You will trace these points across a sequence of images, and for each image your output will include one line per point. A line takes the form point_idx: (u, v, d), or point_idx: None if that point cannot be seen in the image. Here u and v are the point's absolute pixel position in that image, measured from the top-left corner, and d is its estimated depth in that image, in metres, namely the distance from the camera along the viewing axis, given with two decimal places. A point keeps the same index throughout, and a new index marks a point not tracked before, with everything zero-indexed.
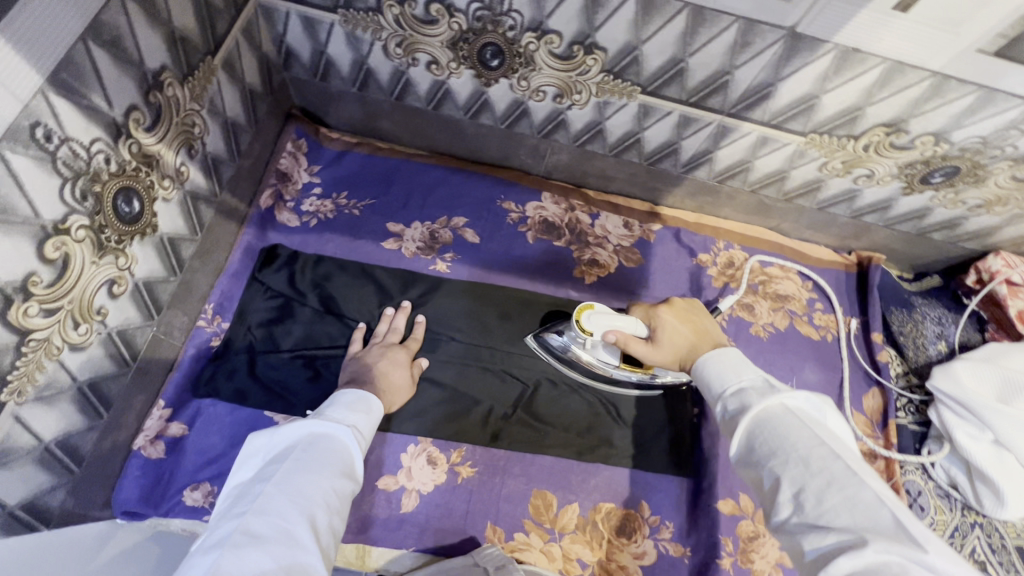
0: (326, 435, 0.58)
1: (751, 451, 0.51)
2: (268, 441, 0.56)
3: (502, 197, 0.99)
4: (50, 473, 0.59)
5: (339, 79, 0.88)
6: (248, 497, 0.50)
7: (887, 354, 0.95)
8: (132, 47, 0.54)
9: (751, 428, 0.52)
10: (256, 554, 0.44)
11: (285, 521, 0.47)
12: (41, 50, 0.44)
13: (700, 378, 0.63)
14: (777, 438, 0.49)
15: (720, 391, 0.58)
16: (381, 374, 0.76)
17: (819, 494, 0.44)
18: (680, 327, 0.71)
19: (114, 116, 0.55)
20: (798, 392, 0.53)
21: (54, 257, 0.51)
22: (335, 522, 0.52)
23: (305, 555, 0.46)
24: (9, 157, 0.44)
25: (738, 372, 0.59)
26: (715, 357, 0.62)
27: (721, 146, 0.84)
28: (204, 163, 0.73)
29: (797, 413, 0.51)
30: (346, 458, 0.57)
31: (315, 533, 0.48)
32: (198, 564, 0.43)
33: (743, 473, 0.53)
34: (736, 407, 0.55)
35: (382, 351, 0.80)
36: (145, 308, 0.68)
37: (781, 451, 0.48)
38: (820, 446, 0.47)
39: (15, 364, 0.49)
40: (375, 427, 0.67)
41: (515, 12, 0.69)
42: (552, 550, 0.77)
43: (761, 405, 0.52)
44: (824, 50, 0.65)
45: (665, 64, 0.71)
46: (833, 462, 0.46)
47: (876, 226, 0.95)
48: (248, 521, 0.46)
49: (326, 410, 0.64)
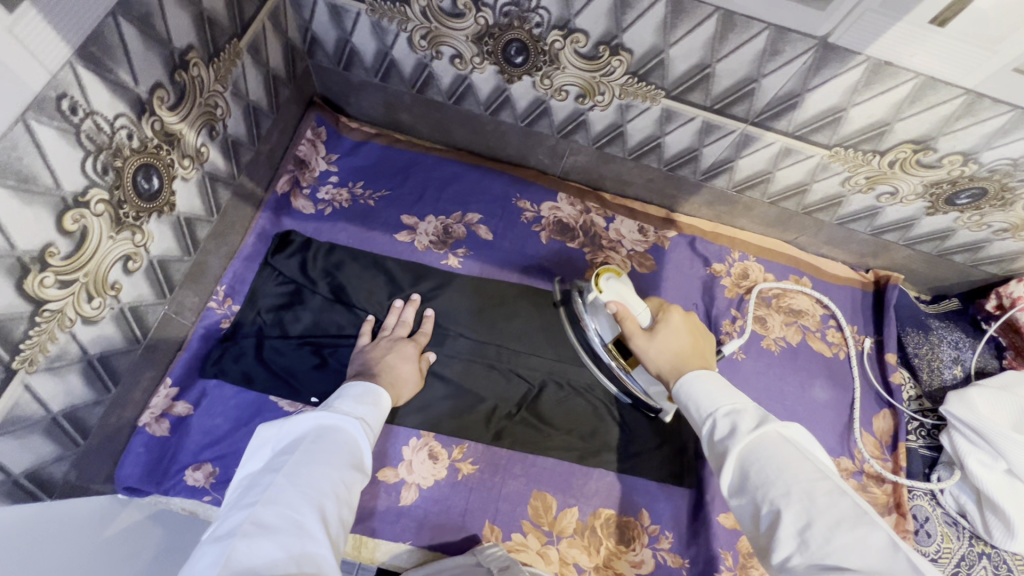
0: (335, 427, 0.58)
1: (748, 480, 0.49)
2: (278, 431, 0.56)
3: (518, 195, 0.98)
4: (57, 444, 0.59)
5: (362, 69, 0.88)
6: (258, 488, 0.49)
7: (901, 376, 0.93)
8: (161, 25, 0.55)
9: (746, 457, 0.50)
10: (267, 544, 0.44)
11: (295, 513, 0.47)
12: (70, 23, 0.44)
13: (684, 396, 0.60)
14: (776, 467, 0.48)
15: (709, 410, 0.56)
16: (388, 365, 0.76)
17: (827, 531, 0.43)
18: (682, 334, 0.68)
19: (139, 92, 0.55)
20: (791, 424, 0.53)
21: (72, 229, 0.51)
22: (344, 514, 0.52)
23: (315, 546, 0.46)
24: (34, 127, 0.44)
25: (728, 394, 0.57)
26: (699, 378, 0.60)
27: (743, 155, 0.83)
28: (225, 145, 0.74)
29: (793, 441, 0.51)
30: (354, 450, 0.57)
31: (325, 524, 0.48)
32: (208, 556, 0.43)
33: (734, 503, 0.51)
34: (727, 430, 0.53)
35: (389, 344, 0.79)
36: (158, 286, 0.68)
37: (782, 482, 0.47)
38: (824, 481, 0.47)
39: (28, 333, 0.50)
40: (383, 419, 0.67)
41: (543, 10, 0.69)
42: (549, 553, 0.76)
43: (761, 430, 0.51)
44: (855, 62, 0.63)
45: (691, 70, 0.70)
46: (840, 498, 0.45)
47: (896, 245, 0.94)
48: (258, 511, 0.46)
49: (334, 402, 0.64)
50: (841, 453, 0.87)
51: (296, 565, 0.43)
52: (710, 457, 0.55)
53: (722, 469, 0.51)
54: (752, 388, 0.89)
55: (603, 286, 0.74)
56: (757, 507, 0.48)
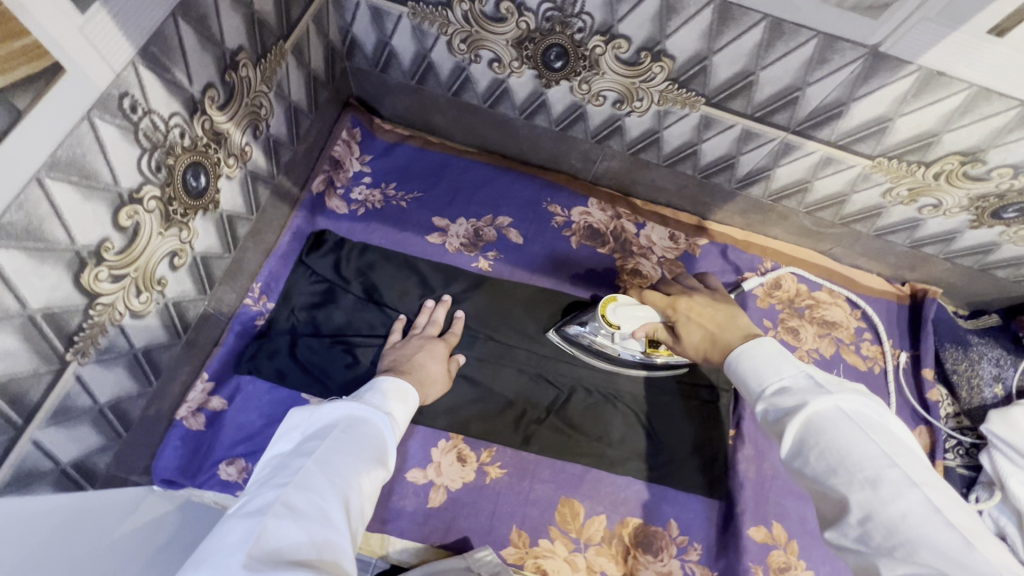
0: (363, 418, 0.58)
1: (807, 464, 0.48)
2: (309, 417, 0.57)
3: (549, 199, 0.98)
4: (101, 434, 0.60)
5: (399, 72, 0.88)
6: (287, 469, 0.50)
7: (938, 393, 0.91)
8: (215, 27, 0.55)
9: (802, 435, 0.49)
10: (292, 528, 0.44)
11: (322, 500, 0.47)
12: (135, 24, 0.45)
13: (736, 371, 0.60)
14: (838, 450, 0.47)
15: (759, 392, 0.56)
16: (418, 365, 0.76)
17: (891, 524, 0.42)
18: (698, 319, 0.71)
19: (192, 92, 0.56)
20: (854, 394, 0.50)
21: (126, 225, 0.52)
22: (363, 508, 0.52)
23: (336, 536, 0.46)
24: (97, 124, 0.45)
25: (779, 368, 0.56)
26: (749, 352, 0.59)
27: (781, 163, 0.82)
28: (267, 144, 0.74)
29: (856, 419, 0.49)
30: (382, 445, 0.57)
31: (348, 518, 0.48)
32: (238, 530, 0.43)
33: (796, 480, 0.51)
34: (784, 408, 0.52)
35: (421, 342, 0.80)
36: (199, 282, 0.69)
37: (845, 468, 0.46)
38: (890, 468, 0.44)
39: (82, 326, 0.51)
40: (410, 417, 0.67)
41: (586, 15, 0.68)
42: (576, 560, 0.76)
43: (819, 404, 0.50)
44: (907, 71, 0.62)
45: (734, 77, 0.70)
46: (909, 491, 0.43)
47: (935, 258, 0.92)
48: (288, 493, 0.46)
49: (365, 395, 0.64)
50: None
51: (318, 554, 0.43)
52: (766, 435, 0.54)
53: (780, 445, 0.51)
54: None
55: (615, 321, 0.77)
56: (821, 488, 0.47)
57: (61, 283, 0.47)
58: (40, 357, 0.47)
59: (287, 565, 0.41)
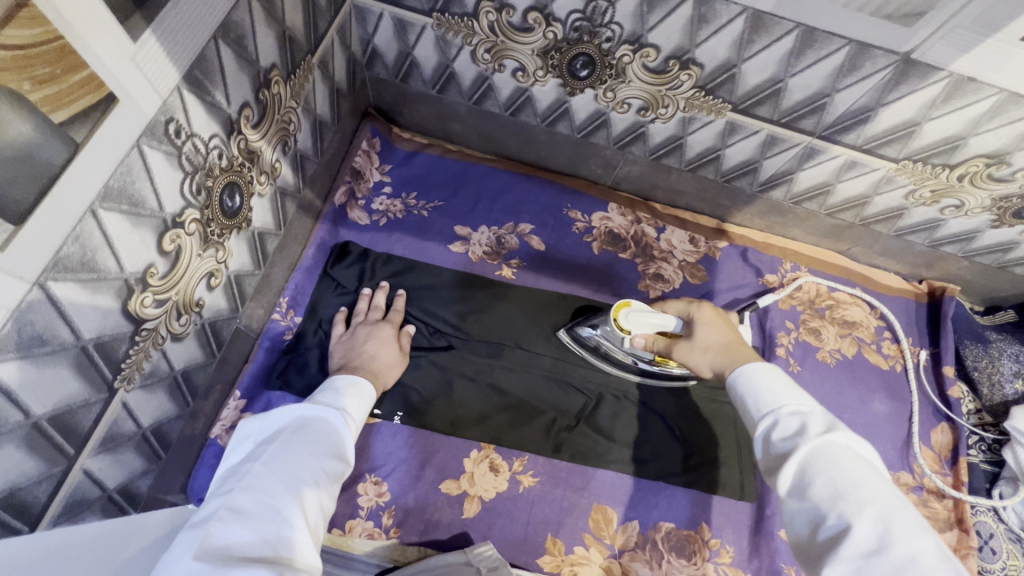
0: (314, 418, 0.59)
1: (810, 490, 0.47)
2: (260, 426, 0.59)
3: (569, 205, 0.98)
4: (143, 458, 0.60)
5: (419, 81, 0.88)
6: (237, 477, 0.50)
7: (960, 390, 0.92)
8: (251, 46, 0.55)
9: (809, 460, 0.48)
10: (239, 528, 0.44)
11: (272, 500, 0.47)
12: (180, 49, 0.45)
13: (744, 386, 0.58)
14: (849, 482, 0.45)
15: (772, 408, 0.54)
16: (368, 355, 0.76)
17: (901, 563, 0.40)
18: (718, 326, 0.70)
19: (230, 112, 0.55)
20: (867, 446, 0.50)
21: (169, 249, 0.51)
22: (323, 501, 0.52)
23: (290, 531, 0.46)
24: (146, 151, 0.45)
25: (794, 395, 0.55)
26: (766, 373, 0.58)
27: (805, 167, 0.83)
28: (294, 159, 0.74)
29: (865, 460, 0.48)
30: (337, 439, 0.58)
31: (303, 513, 0.48)
32: (182, 541, 0.43)
33: (789, 509, 0.49)
34: (794, 430, 0.51)
35: (369, 331, 0.79)
36: (233, 300, 0.69)
37: (855, 501, 0.44)
38: (905, 511, 0.43)
39: (129, 352, 0.50)
40: (367, 410, 0.68)
41: (616, 25, 0.68)
42: (612, 566, 0.76)
43: (835, 437, 0.48)
44: (937, 77, 0.63)
45: (763, 83, 0.70)
46: (922, 535, 0.42)
47: (954, 256, 0.93)
48: (233, 498, 0.46)
49: (319, 395, 0.65)
50: (901, 467, 0.86)
51: (271, 550, 0.44)
52: (764, 455, 0.53)
53: (782, 468, 0.49)
54: None
55: (626, 326, 0.74)
56: (820, 517, 0.45)
57: (111, 311, 0.46)
58: (92, 387, 0.47)
59: (236, 563, 0.41)
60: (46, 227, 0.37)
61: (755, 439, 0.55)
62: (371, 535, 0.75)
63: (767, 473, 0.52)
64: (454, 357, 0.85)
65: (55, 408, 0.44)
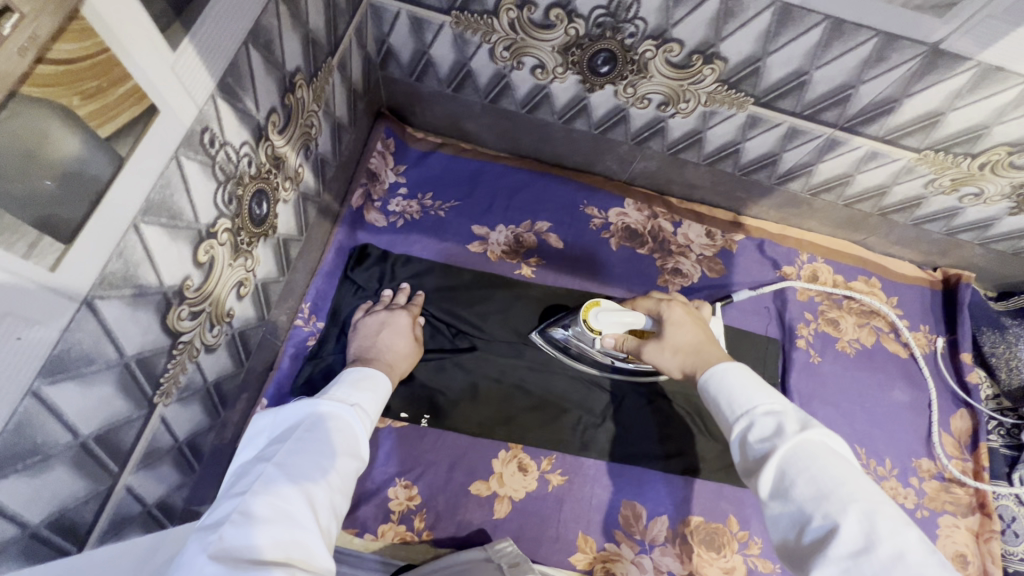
0: (328, 415, 0.57)
1: (794, 491, 0.46)
2: (273, 422, 0.57)
3: (586, 202, 0.98)
4: (179, 471, 0.59)
5: (434, 80, 0.87)
6: (250, 477, 0.49)
7: (978, 376, 0.93)
8: (279, 50, 0.54)
9: (789, 460, 0.48)
10: (254, 534, 0.43)
11: (286, 503, 0.46)
12: (214, 56, 0.44)
13: (716, 387, 0.57)
14: (832, 481, 0.45)
15: (746, 408, 0.53)
16: (384, 346, 0.75)
17: (889, 560, 0.40)
18: (689, 326, 0.69)
19: (259, 119, 0.54)
20: (839, 439, 0.50)
21: (204, 260, 0.51)
22: (337, 503, 0.51)
23: (305, 535, 0.45)
24: (184, 162, 0.44)
25: (764, 392, 0.54)
26: (734, 372, 0.57)
27: (824, 159, 0.83)
28: (316, 164, 0.73)
29: (841, 457, 0.48)
30: (350, 439, 0.57)
31: (316, 516, 0.47)
32: (195, 546, 0.42)
33: (770, 513, 0.49)
34: (771, 431, 0.50)
35: (383, 319, 0.78)
36: (260, 308, 0.68)
37: (839, 498, 0.44)
38: (886, 506, 0.44)
39: (167, 366, 0.50)
40: (382, 403, 0.66)
41: (640, 20, 0.67)
42: (643, 561, 0.77)
43: (810, 436, 0.48)
44: (964, 68, 0.63)
45: (787, 77, 0.70)
46: (905, 530, 0.42)
47: (969, 244, 0.93)
48: (247, 501, 0.45)
49: (330, 389, 0.63)
50: (922, 454, 0.87)
51: (284, 553, 0.43)
52: (742, 457, 0.52)
53: (762, 470, 0.48)
54: (831, 391, 0.89)
55: (597, 326, 0.72)
56: (806, 520, 0.45)
57: (151, 326, 0.46)
58: (134, 403, 0.46)
59: (249, 568, 0.40)
60: (97, 243, 0.37)
61: (730, 441, 0.55)
62: (403, 539, 0.75)
63: (745, 476, 0.52)
64: (477, 358, 0.85)
65: (101, 427, 0.43)
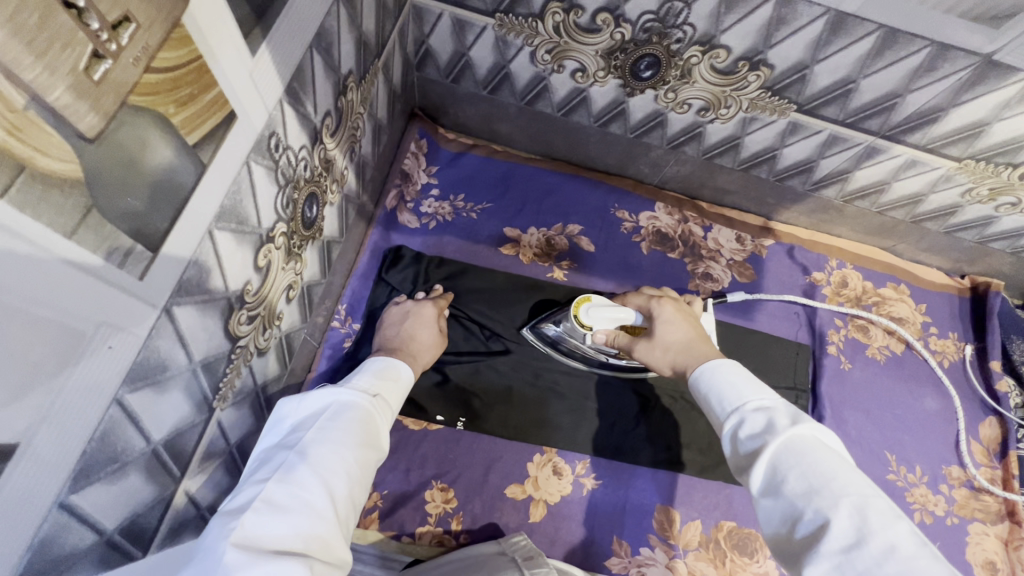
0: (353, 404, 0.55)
1: (785, 487, 0.45)
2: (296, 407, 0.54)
3: (616, 205, 0.97)
4: (229, 473, 0.59)
5: (471, 81, 0.86)
6: (273, 463, 0.47)
7: (1008, 384, 0.93)
8: (337, 53, 0.53)
9: (779, 456, 0.46)
10: (275, 523, 0.41)
11: (309, 492, 0.45)
12: (285, 62, 0.43)
13: (708, 385, 0.57)
14: (821, 475, 0.44)
15: (736, 405, 0.53)
16: (408, 336, 0.75)
17: (881, 554, 0.38)
18: (680, 324, 0.69)
19: (316, 122, 0.54)
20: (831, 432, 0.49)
21: (263, 264, 0.50)
22: (358, 495, 0.49)
23: (325, 527, 0.44)
24: (253, 167, 0.43)
25: (752, 389, 0.54)
26: (726, 370, 0.57)
27: (862, 166, 0.83)
28: (358, 165, 0.73)
29: (833, 451, 0.47)
30: (376, 429, 0.55)
31: (337, 508, 0.46)
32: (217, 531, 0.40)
33: (761, 509, 0.47)
34: (762, 428, 0.49)
35: (408, 310, 0.78)
36: (304, 310, 0.68)
37: (829, 492, 0.42)
38: (876, 498, 0.42)
39: (226, 370, 0.49)
40: (402, 396, 0.64)
41: (688, 26, 0.67)
42: (677, 566, 0.77)
43: (797, 431, 0.47)
44: (1016, 78, 0.63)
45: (834, 84, 0.69)
46: (897, 522, 0.40)
47: (1000, 252, 0.94)
48: (270, 489, 0.43)
49: (355, 377, 0.61)
50: (952, 461, 0.88)
51: (305, 543, 0.42)
52: (732, 454, 0.51)
53: (752, 468, 0.48)
54: (862, 397, 0.90)
55: (586, 321, 0.73)
56: (797, 515, 0.44)
57: (215, 331, 0.45)
58: (197, 408, 0.46)
59: (268, 557, 0.39)
60: (177, 250, 0.36)
61: (723, 438, 0.54)
62: (440, 541, 0.75)
63: (737, 472, 0.51)
64: (510, 361, 0.85)
65: (170, 432, 0.43)
